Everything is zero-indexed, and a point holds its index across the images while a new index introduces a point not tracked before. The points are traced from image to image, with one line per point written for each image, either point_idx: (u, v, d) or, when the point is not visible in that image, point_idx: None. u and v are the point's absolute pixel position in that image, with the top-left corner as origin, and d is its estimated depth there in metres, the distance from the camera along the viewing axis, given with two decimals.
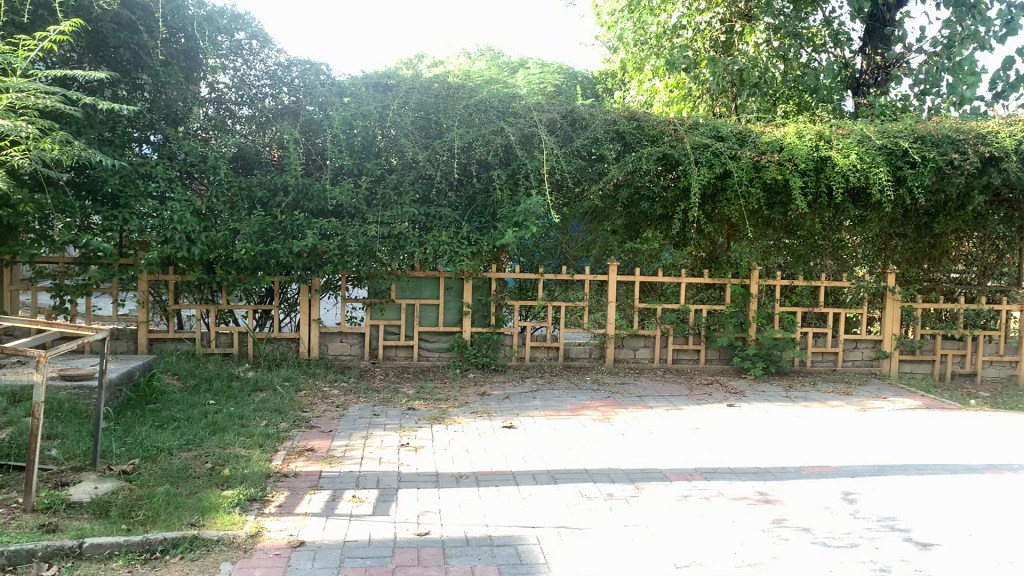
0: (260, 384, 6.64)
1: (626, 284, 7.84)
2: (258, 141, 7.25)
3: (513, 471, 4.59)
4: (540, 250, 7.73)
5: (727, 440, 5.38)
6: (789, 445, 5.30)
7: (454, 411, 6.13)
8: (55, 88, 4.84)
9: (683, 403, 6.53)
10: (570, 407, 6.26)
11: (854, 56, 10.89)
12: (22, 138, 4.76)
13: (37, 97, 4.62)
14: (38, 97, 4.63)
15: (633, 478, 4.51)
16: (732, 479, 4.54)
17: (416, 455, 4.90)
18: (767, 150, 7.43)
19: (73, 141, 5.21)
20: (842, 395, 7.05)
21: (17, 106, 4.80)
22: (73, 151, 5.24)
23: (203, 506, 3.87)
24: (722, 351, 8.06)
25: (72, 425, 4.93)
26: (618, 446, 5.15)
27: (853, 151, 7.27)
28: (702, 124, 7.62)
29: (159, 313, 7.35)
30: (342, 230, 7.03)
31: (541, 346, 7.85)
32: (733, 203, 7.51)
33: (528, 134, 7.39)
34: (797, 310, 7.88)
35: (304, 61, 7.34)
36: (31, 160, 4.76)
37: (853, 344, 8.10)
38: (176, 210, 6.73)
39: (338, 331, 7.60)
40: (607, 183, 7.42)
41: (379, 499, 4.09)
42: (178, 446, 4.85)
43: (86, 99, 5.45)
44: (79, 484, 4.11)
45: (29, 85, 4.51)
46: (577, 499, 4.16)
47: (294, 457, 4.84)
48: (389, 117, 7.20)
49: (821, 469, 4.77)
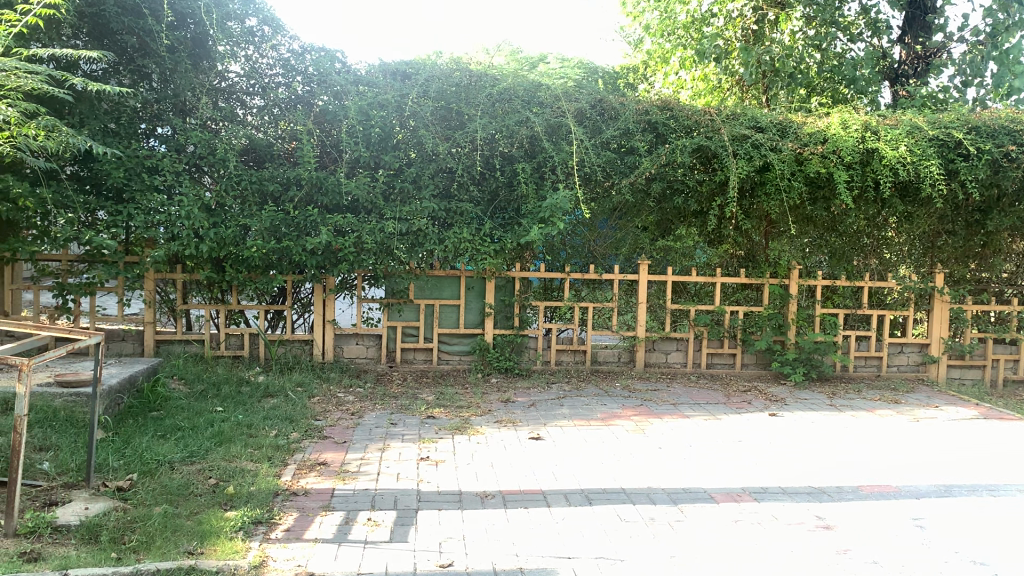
0: (272, 390, 6.27)
1: (657, 283, 7.45)
2: (271, 133, 6.92)
3: (543, 489, 4.20)
4: (567, 248, 7.33)
5: (773, 455, 4.96)
6: (842, 460, 4.88)
7: (477, 419, 5.73)
8: (39, 67, 4.46)
9: (722, 412, 6.10)
10: (600, 416, 5.87)
11: (892, 46, 10.39)
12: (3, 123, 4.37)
13: (18, 78, 4.28)
14: (19, 77, 4.27)
15: (675, 499, 4.11)
16: (785, 501, 4.13)
17: (437, 470, 4.51)
18: (810, 141, 6.99)
19: (66, 128, 4.81)
20: (889, 403, 6.60)
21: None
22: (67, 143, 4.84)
23: (203, 531, 3.51)
24: (760, 356, 7.64)
25: (68, 435, 4.59)
26: (656, 462, 4.74)
27: (903, 142, 6.80)
28: (740, 113, 7.18)
29: (166, 313, 7.00)
30: (359, 226, 6.67)
31: (567, 349, 7.47)
32: (774, 198, 7.07)
33: (555, 124, 6.99)
34: (839, 312, 7.49)
35: (319, 48, 6.93)
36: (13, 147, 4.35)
37: (899, 349, 7.68)
38: (184, 205, 6.37)
39: (354, 332, 7.24)
40: (638, 176, 7.00)
41: (396, 522, 3.71)
42: (181, 459, 4.49)
43: (74, 80, 5.05)
44: (69, 503, 3.74)
45: (8, 64, 4.17)
46: (615, 523, 3.76)
47: (306, 472, 4.47)
48: (408, 107, 6.81)
49: (882, 489, 4.35)
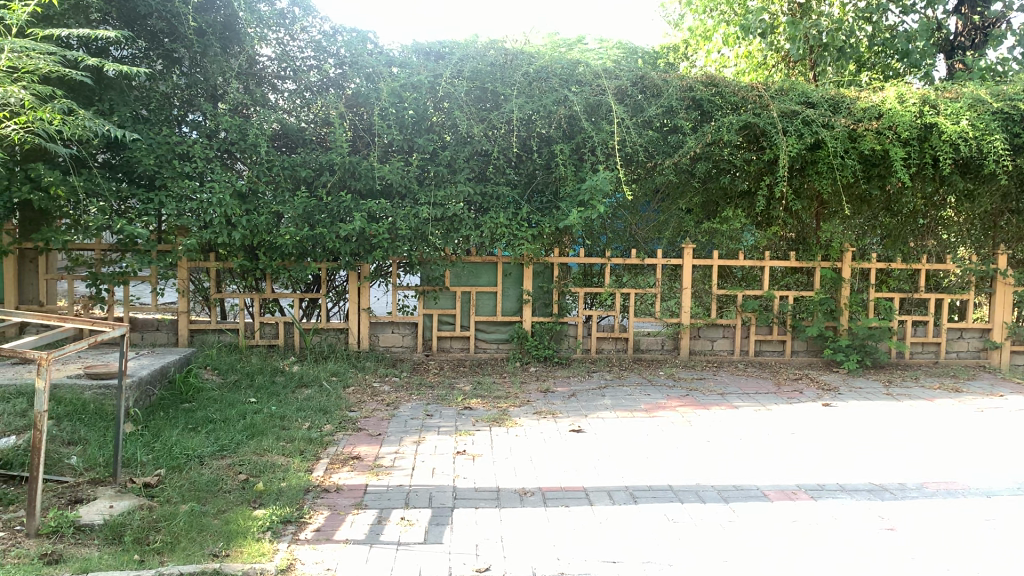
0: (306, 380, 6.14)
1: (702, 268, 7.21)
2: (303, 117, 6.75)
3: (584, 486, 3.99)
4: (607, 232, 7.09)
5: (828, 449, 4.69)
6: (902, 454, 4.60)
7: (515, 410, 5.53)
8: (58, 49, 4.34)
9: (772, 401, 5.83)
10: (644, 406, 5.64)
11: (947, 17, 9.90)
12: (16, 106, 4.21)
13: (33, 58, 4.18)
14: (34, 58, 4.12)
15: (727, 497, 3.87)
16: (845, 500, 3.87)
17: (473, 465, 4.32)
18: (864, 117, 6.63)
19: (86, 111, 4.79)
20: (950, 392, 6.27)
21: (14, 71, 4.29)
22: (86, 126, 4.82)
23: (231, 530, 3.36)
24: (811, 343, 7.35)
25: (97, 429, 4.49)
26: (704, 457, 4.49)
27: (965, 117, 6.42)
28: (790, 88, 6.85)
29: (200, 302, 6.91)
30: (392, 212, 6.50)
31: (608, 337, 7.24)
32: (826, 176, 6.74)
33: (595, 103, 6.71)
34: (894, 297, 7.20)
35: (350, 29, 6.72)
36: (27, 131, 4.19)
37: (958, 334, 7.38)
38: (215, 191, 6.25)
39: (390, 321, 7.10)
40: (683, 156, 6.73)
41: (432, 522, 3.52)
42: (211, 454, 4.37)
43: (91, 61, 4.91)
44: (93, 501, 3.61)
45: (22, 45, 4.07)
46: (662, 525, 3.54)
47: (338, 466, 4.30)
48: (441, 88, 6.57)
49: (948, 486, 4.07)
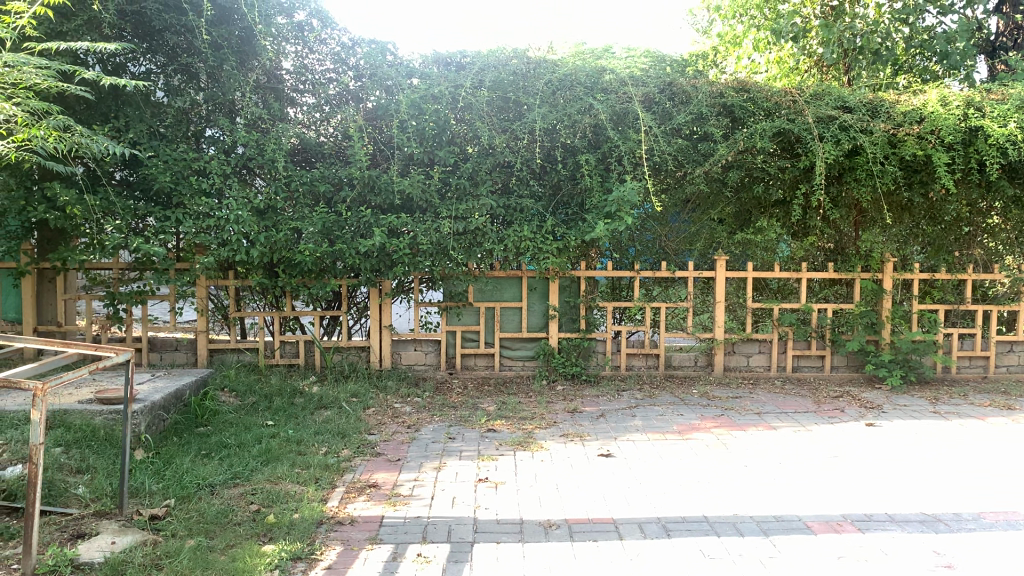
0: (325, 401, 5.95)
1: (735, 280, 6.95)
2: (322, 130, 6.59)
3: (614, 518, 3.74)
4: (636, 243, 6.84)
5: (874, 475, 4.38)
6: (955, 481, 4.28)
7: (541, 433, 5.29)
8: (55, 65, 4.14)
9: (812, 421, 5.53)
10: (677, 428, 5.38)
11: (988, 16, 9.53)
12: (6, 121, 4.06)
13: (23, 73, 4.01)
14: (25, 74, 3.96)
15: (767, 530, 3.60)
16: (895, 533, 3.57)
17: (495, 494, 4.09)
18: (905, 121, 6.33)
19: (82, 128, 4.41)
20: (1002, 409, 5.93)
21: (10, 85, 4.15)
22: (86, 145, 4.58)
23: (237, 567, 3.16)
24: (851, 358, 7.05)
25: (107, 456, 4.33)
26: (741, 485, 4.21)
27: (1012, 119, 6.13)
28: (826, 93, 6.56)
29: (220, 320, 6.81)
30: (413, 226, 6.32)
31: (638, 353, 6.99)
32: (864, 184, 6.46)
33: (621, 111, 6.46)
34: (939, 308, 6.90)
35: (369, 41, 6.54)
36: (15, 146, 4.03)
37: (1008, 348, 7.05)
38: (233, 208, 6.09)
39: (412, 338, 6.89)
40: (714, 164, 6.47)
41: (449, 559, 3.30)
42: (223, 482, 4.19)
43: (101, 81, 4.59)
44: (95, 537, 3.42)
45: (11, 57, 3.91)
46: (698, 560, 3.27)
47: (354, 496, 4.09)
48: (463, 99, 6.39)
49: (1007, 517, 3.76)
